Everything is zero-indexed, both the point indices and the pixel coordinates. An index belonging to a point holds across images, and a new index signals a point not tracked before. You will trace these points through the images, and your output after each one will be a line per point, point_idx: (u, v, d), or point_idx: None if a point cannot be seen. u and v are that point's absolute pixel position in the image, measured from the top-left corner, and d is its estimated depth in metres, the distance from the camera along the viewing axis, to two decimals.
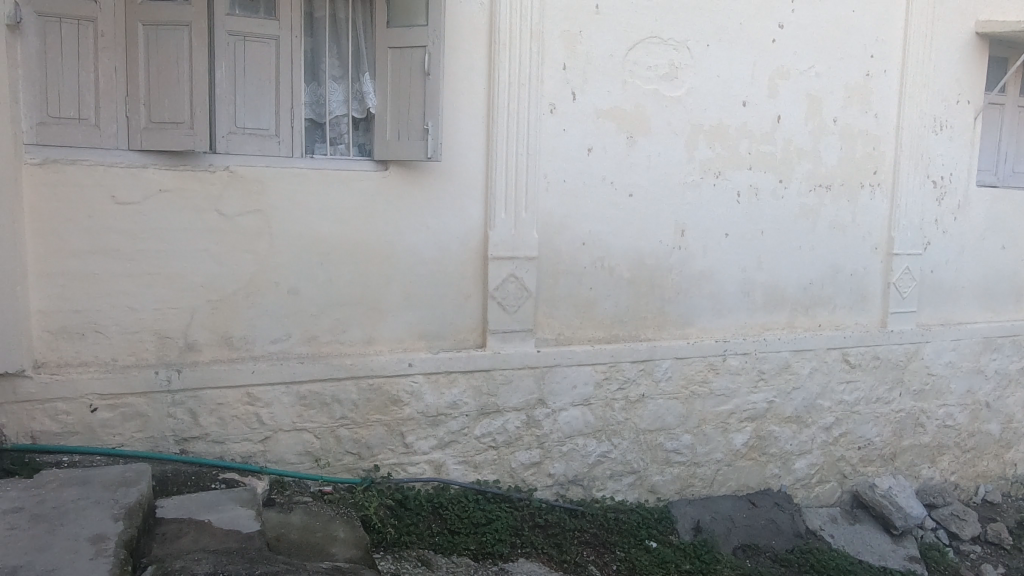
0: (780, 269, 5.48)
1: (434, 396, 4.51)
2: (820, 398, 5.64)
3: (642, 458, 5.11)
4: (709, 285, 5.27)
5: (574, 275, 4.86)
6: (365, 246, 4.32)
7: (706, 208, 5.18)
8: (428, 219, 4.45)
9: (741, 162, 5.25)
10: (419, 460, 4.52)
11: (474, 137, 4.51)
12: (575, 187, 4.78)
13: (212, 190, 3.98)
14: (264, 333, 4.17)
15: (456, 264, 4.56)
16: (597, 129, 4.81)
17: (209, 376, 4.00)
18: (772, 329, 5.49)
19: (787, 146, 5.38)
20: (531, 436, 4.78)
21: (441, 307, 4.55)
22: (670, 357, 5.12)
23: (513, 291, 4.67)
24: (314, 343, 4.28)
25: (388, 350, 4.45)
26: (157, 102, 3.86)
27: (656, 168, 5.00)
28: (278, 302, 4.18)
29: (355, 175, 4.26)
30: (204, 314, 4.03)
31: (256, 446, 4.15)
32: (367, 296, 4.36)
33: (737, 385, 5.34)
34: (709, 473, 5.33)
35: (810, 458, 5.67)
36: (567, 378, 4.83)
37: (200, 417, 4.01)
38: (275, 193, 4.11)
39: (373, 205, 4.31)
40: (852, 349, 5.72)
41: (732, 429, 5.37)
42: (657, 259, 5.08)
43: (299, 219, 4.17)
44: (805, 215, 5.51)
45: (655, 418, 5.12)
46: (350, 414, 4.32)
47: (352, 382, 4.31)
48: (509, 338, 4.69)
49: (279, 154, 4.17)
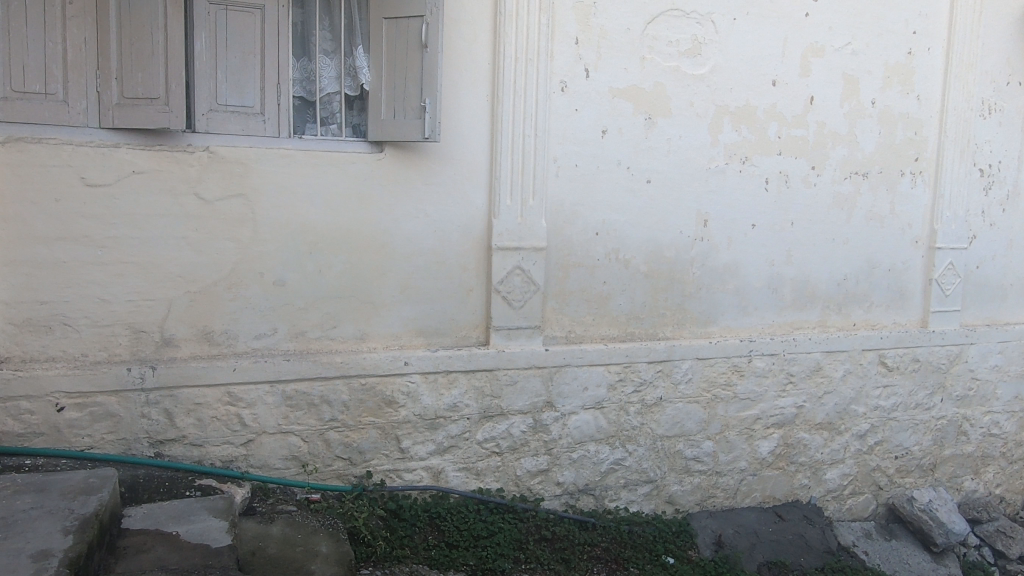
0: (811, 264, 5.06)
1: (433, 398, 4.17)
2: (854, 403, 5.21)
3: (659, 467, 4.73)
4: (734, 280, 4.87)
5: (586, 268, 4.48)
6: (358, 234, 3.99)
7: (731, 196, 4.78)
8: (427, 206, 4.10)
9: (770, 147, 4.84)
10: (415, 467, 4.18)
11: (478, 118, 4.16)
12: (589, 172, 4.42)
13: (191, 172, 3.68)
14: (248, 328, 3.86)
15: (458, 255, 4.21)
16: (613, 110, 4.43)
17: (187, 373, 3.70)
18: (802, 328, 5.08)
19: (820, 129, 4.96)
20: (538, 441, 4.42)
21: (441, 301, 4.21)
22: (691, 358, 4.73)
23: (519, 284, 4.31)
24: (303, 340, 3.96)
25: (383, 348, 4.11)
26: (130, 76, 3.55)
27: (676, 152, 4.61)
28: (263, 295, 3.86)
29: (347, 158, 3.93)
30: (182, 307, 3.73)
31: (237, 450, 3.84)
32: (360, 289, 4.03)
33: (763, 389, 4.94)
34: (731, 483, 4.94)
35: (842, 468, 5.24)
36: (578, 379, 4.46)
37: (176, 418, 3.72)
38: (260, 176, 3.79)
39: (367, 190, 3.98)
40: (889, 351, 5.28)
41: (757, 436, 4.97)
42: (677, 251, 4.69)
43: (286, 204, 3.85)
44: (839, 204, 5.08)
45: (674, 423, 4.74)
46: (340, 416, 4.00)
47: (343, 382, 3.98)
48: (514, 335, 4.34)
49: (265, 134, 3.83)
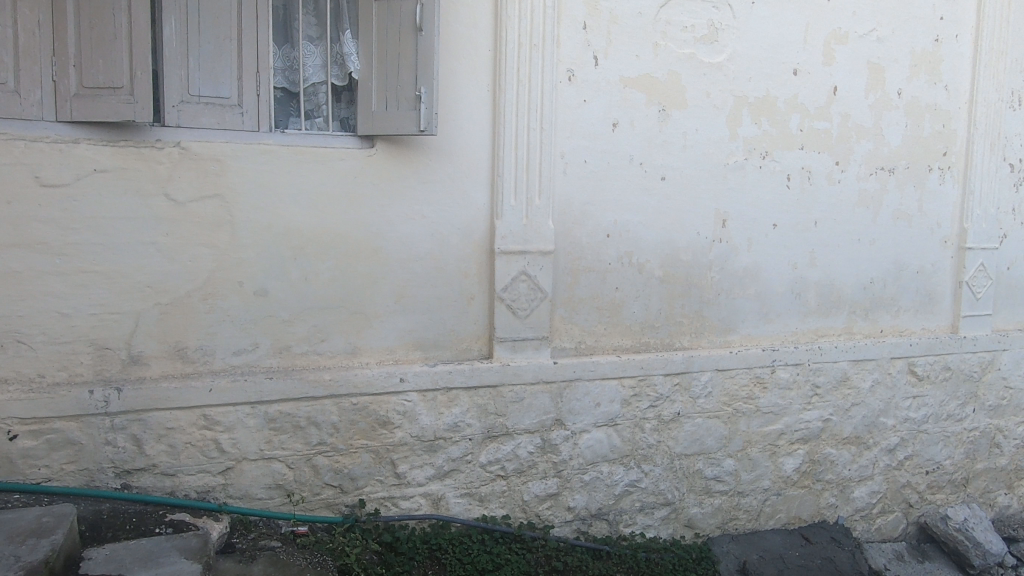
0: (836, 266, 4.72)
1: (431, 418, 3.79)
2: (883, 416, 4.86)
3: (677, 488, 4.36)
4: (755, 285, 4.51)
5: (597, 272, 4.12)
6: (348, 238, 3.62)
7: (751, 194, 4.42)
8: (424, 207, 3.74)
9: (792, 141, 4.49)
10: (413, 494, 3.80)
11: (478, 110, 3.79)
12: (599, 169, 4.06)
13: (160, 170, 3.31)
14: (226, 344, 3.47)
15: (458, 260, 3.84)
16: (624, 101, 4.07)
17: (157, 395, 3.31)
18: (827, 336, 4.73)
19: (844, 122, 4.62)
20: (547, 462, 4.05)
21: (440, 310, 3.84)
22: (711, 369, 4.36)
23: (524, 292, 3.95)
24: (287, 355, 3.58)
25: (376, 363, 3.74)
26: (90, 64, 3.18)
27: (692, 147, 4.25)
28: (243, 306, 3.48)
29: (335, 154, 3.57)
30: (151, 320, 3.36)
31: (214, 480, 3.44)
32: (351, 298, 3.66)
33: (787, 402, 4.58)
34: (754, 504, 4.57)
35: (871, 486, 4.88)
36: (590, 394, 4.09)
37: (145, 445, 3.32)
38: (238, 175, 3.42)
39: (357, 189, 3.61)
40: (919, 358, 4.93)
41: (781, 453, 4.60)
42: (694, 254, 4.33)
43: (268, 205, 3.48)
44: (865, 202, 4.73)
45: (692, 441, 4.37)
46: (329, 440, 3.61)
47: (332, 402, 3.60)
48: (520, 348, 3.97)
49: (243, 128, 3.46)
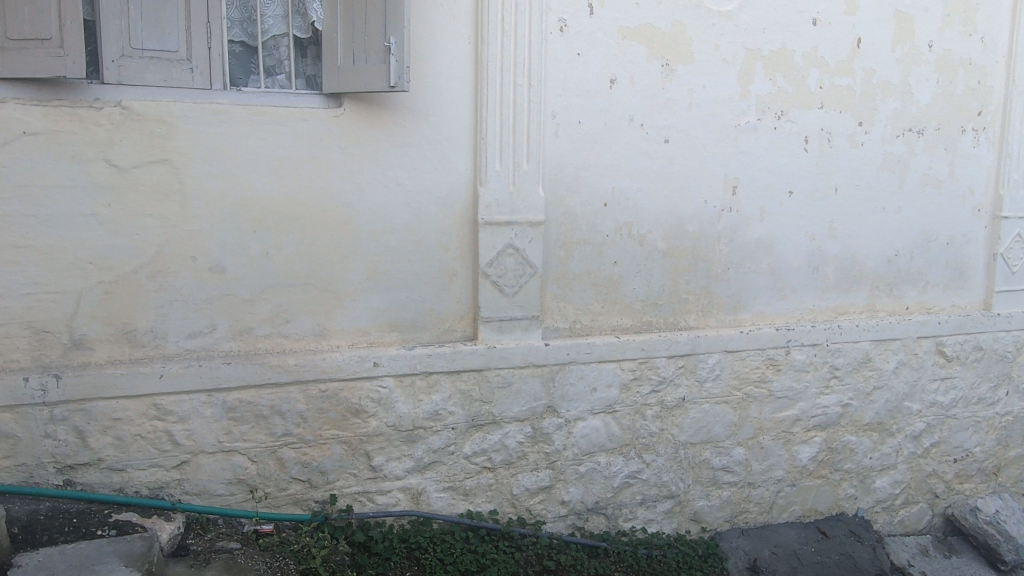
0: (858, 238, 4.31)
1: (410, 405, 3.45)
2: (907, 400, 4.47)
3: (682, 480, 4.01)
4: (768, 258, 4.12)
5: (592, 245, 3.75)
6: (314, 208, 3.27)
7: (763, 157, 4.02)
8: (398, 173, 3.37)
9: (810, 100, 4.07)
10: (390, 488, 3.48)
11: (458, 64, 3.41)
12: (593, 131, 3.67)
13: (98, 133, 2.96)
14: (179, 326, 3.15)
15: (437, 232, 3.48)
16: (623, 54, 3.66)
17: (101, 383, 3.00)
18: (847, 314, 4.34)
19: (868, 78, 4.18)
20: (539, 453, 3.71)
21: (418, 288, 3.49)
22: (718, 351, 3.99)
23: (512, 267, 3.59)
24: (248, 338, 3.25)
25: (348, 346, 3.40)
26: (15, 12, 2.82)
27: (699, 106, 3.85)
28: (197, 284, 3.15)
29: (297, 115, 3.20)
30: (93, 300, 3.03)
31: (167, 475, 3.14)
32: (318, 274, 3.32)
33: (803, 385, 4.20)
34: (766, 496, 4.22)
35: (894, 475, 4.52)
36: (585, 378, 3.74)
37: (89, 438, 3.02)
38: (188, 138, 3.07)
39: (323, 154, 3.25)
40: (948, 338, 4.52)
41: (796, 440, 4.24)
42: (701, 225, 3.94)
43: (222, 172, 3.13)
44: (890, 167, 4.31)
45: (699, 428, 4.01)
46: (296, 431, 3.29)
47: (298, 389, 3.27)
48: (507, 329, 3.62)
49: (193, 86, 3.10)
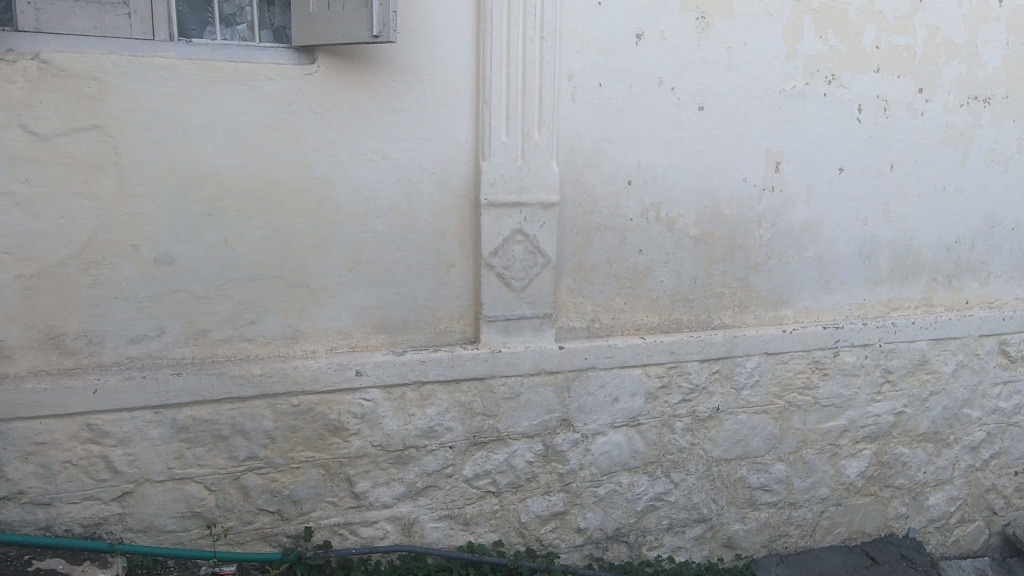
0: (915, 222, 3.75)
1: (400, 421, 2.91)
2: (966, 407, 3.94)
3: (714, 501, 3.49)
4: (815, 246, 3.57)
5: (614, 231, 3.20)
6: (283, 185, 2.71)
7: (812, 128, 3.45)
8: (385, 144, 2.81)
9: (866, 62, 3.48)
10: (377, 518, 2.95)
11: (456, 13, 2.82)
12: (615, 96, 3.09)
13: (12, 92, 2.38)
14: (119, 328, 2.60)
15: (432, 215, 2.92)
16: (651, 4, 3.07)
17: (20, 401, 2.46)
18: (901, 309, 3.80)
19: (931, 37, 3.57)
20: (551, 474, 3.18)
21: (408, 281, 2.94)
22: (758, 354, 3.45)
23: (520, 256, 3.03)
24: (205, 343, 2.71)
25: (326, 351, 2.86)
26: None
27: (739, 68, 3.26)
28: (140, 278, 2.60)
29: (262, 72, 2.63)
30: (10, 299, 2.47)
31: (106, 510, 2.61)
32: (289, 266, 2.76)
33: (852, 392, 3.66)
34: (809, 517, 3.71)
35: (949, 491, 4.00)
36: (606, 387, 3.20)
37: (7, 466, 2.49)
38: (125, 99, 2.49)
39: (293, 120, 2.68)
40: (1013, 336, 3.96)
41: (843, 454, 3.71)
42: (739, 208, 3.38)
43: (168, 141, 2.56)
44: (952, 141, 3.73)
45: (735, 442, 3.48)
46: (262, 453, 2.75)
47: (265, 405, 2.73)
48: (515, 329, 3.07)
49: (131, 35, 2.54)
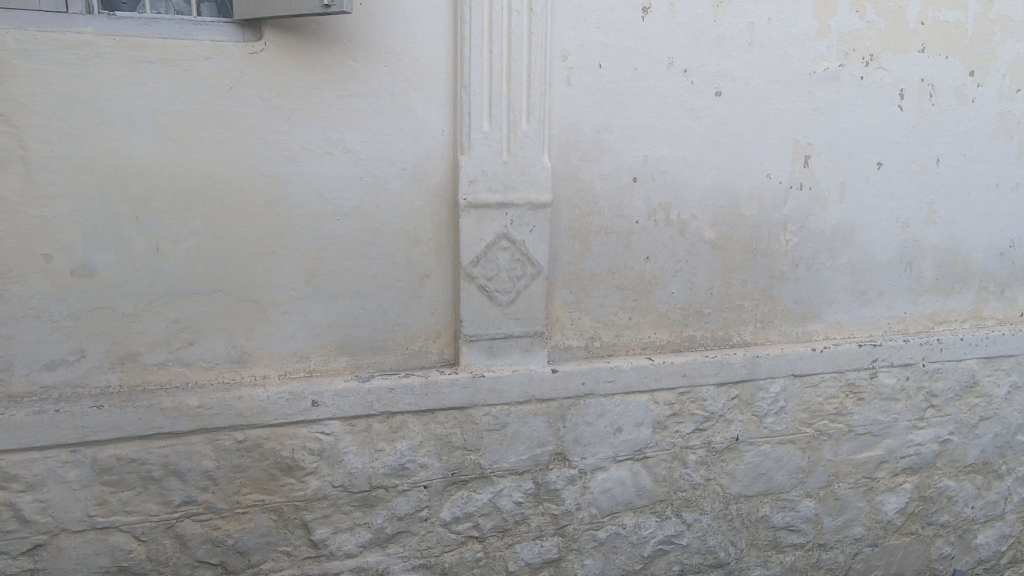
0: (964, 224, 3.28)
1: (364, 458, 2.51)
2: (1020, 433, 3.46)
3: (733, 544, 3.05)
4: (849, 252, 3.12)
5: (617, 236, 2.77)
6: (225, 183, 2.31)
7: (846, 117, 3.00)
8: (345, 135, 2.40)
9: (909, 40, 3.02)
10: (339, 569, 2.55)
11: None
12: (618, 80, 2.66)
13: None
14: (30, 353, 2.22)
15: (403, 218, 2.51)
16: None
17: None
18: (946, 322, 3.34)
19: (985, 11, 3.09)
20: (543, 515, 2.76)
21: (375, 294, 2.53)
22: (783, 376, 3.01)
23: (506, 266, 2.62)
24: (134, 369, 2.32)
25: (279, 377, 2.46)
26: None
27: (762, 46, 2.82)
28: (54, 293, 2.21)
29: (197, 51, 2.22)
30: None
31: (15, 565, 2.24)
32: (233, 278, 2.36)
33: (892, 419, 3.21)
34: (841, 561, 3.26)
35: (1000, 529, 3.53)
36: (607, 416, 2.78)
37: None
38: (31, 81, 2.09)
39: (235, 107, 2.27)
40: None
41: (880, 489, 3.26)
42: (761, 208, 2.94)
43: (85, 132, 2.16)
44: (1008, 132, 3.25)
45: (756, 477, 3.04)
46: (201, 498, 2.37)
47: (204, 441, 2.34)
48: (501, 350, 2.65)
49: (39, 7, 2.12)
